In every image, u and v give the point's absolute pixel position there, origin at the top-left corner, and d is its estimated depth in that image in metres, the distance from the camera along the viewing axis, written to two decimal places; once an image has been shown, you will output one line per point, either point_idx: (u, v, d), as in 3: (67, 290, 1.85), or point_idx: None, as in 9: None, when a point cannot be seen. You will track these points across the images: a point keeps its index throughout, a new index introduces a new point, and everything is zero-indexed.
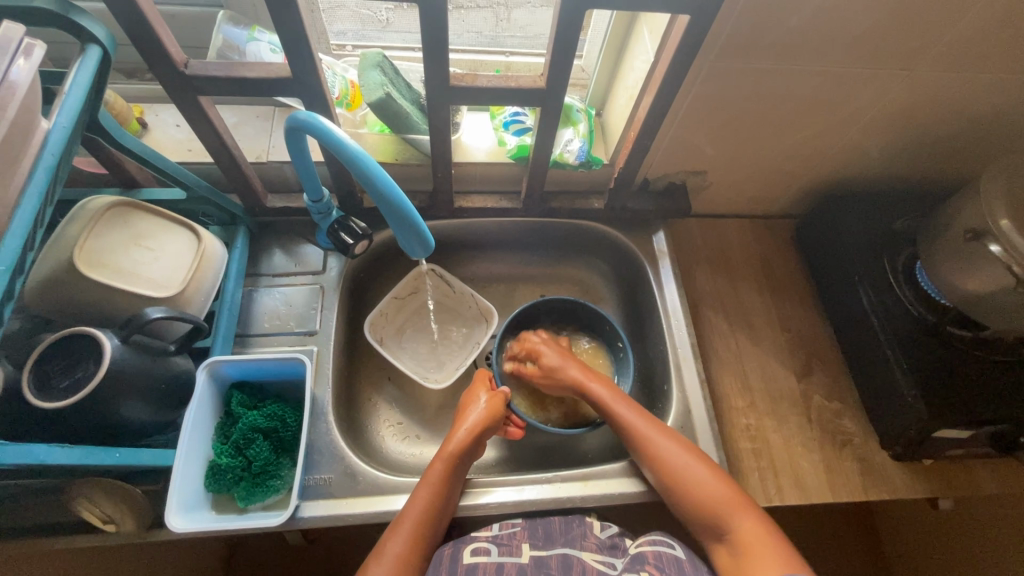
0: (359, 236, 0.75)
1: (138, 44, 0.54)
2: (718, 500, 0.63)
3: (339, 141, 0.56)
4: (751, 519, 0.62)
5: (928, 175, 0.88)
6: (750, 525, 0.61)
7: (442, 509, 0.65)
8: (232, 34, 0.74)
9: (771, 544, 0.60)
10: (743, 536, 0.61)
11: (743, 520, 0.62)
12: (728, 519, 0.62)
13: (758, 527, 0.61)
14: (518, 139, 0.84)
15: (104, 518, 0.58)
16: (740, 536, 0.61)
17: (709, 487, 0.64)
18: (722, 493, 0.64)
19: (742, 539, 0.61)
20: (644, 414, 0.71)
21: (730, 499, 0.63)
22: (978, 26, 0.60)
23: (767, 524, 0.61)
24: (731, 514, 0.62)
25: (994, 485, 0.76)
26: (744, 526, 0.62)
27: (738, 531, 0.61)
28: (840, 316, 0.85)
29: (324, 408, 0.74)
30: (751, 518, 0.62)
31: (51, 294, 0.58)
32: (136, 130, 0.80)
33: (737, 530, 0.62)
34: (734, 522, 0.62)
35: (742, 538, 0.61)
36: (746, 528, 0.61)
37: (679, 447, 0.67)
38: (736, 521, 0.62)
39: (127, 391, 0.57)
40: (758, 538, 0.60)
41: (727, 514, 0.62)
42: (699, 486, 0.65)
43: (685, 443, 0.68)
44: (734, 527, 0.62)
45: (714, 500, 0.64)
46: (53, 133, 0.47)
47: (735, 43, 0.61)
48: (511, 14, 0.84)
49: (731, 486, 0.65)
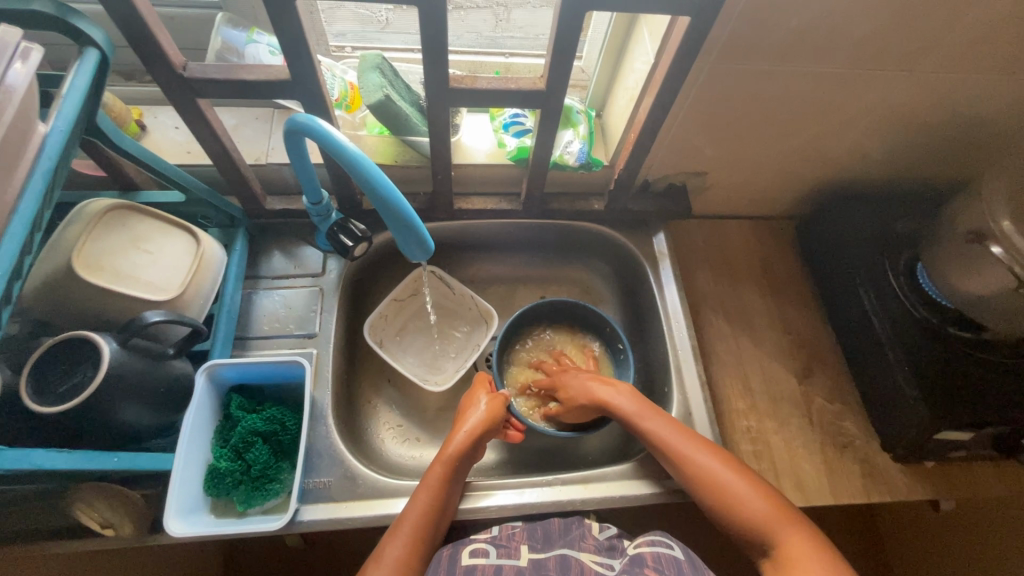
0: (358, 238, 0.75)
1: (137, 46, 0.54)
2: (758, 514, 0.61)
3: (338, 144, 0.55)
4: (795, 532, 0.59)
5: (929, 176, 0.88)
6: (796, 539, 0.59)
7: (441, 513, 0.65)
8: (231, 36, 0.74)
9: (820, 560, 0.57)
10: (787, 551, 0.59)
11: (787, 534, 0.60)
12: (771, 534, 0.60)
13: (802, 541, 0.59)
14: (518, 141, 0.84)
15: (103, 522, 0.58)
16: (785, 550, 0.59)
17: (750, 500, 0.62)
18: (763, 507, 0.62)
19: (787, 553, 0.59)
20: (673, 424, 0.70)
21: (773, 514, 0.61)
22: (980, 27, 0.59)
23: (812, 538, 0.59)
24: (773, 528, 0.60)
25: (997, 487, 0.76)
26: (790, 540, 0.59)
27: (784, 545, 0.59)
28: (841, 318, 0.84)
29: (323, 411, 0.74)
30: (794, 531, 0.60)
31: (50, 298, 0.58)
32: (134, 132, 0.80)
33: (783, 545, 0.59)
34: (777, 537, 0.60)
35: (787, 553, 0.59)
36: (792, 543, 0.59)
37: (717, 461, 0.66)
38: (781, 535, 0.60)
39: (126, 395, 0.57)
40: (804, 553, 0.58)
41: (770, 529, 0.60)
42: (739, 501, 0.63)
43: (722, 457, 0.67)
44: (778, 542, 0.60)
45: (755, 515, 0.62)
46: (51, 137, 0.47)
47: (735, 45, 0.61)
48: (511, 15, 0.83)
49: (771, 499, 0.63)
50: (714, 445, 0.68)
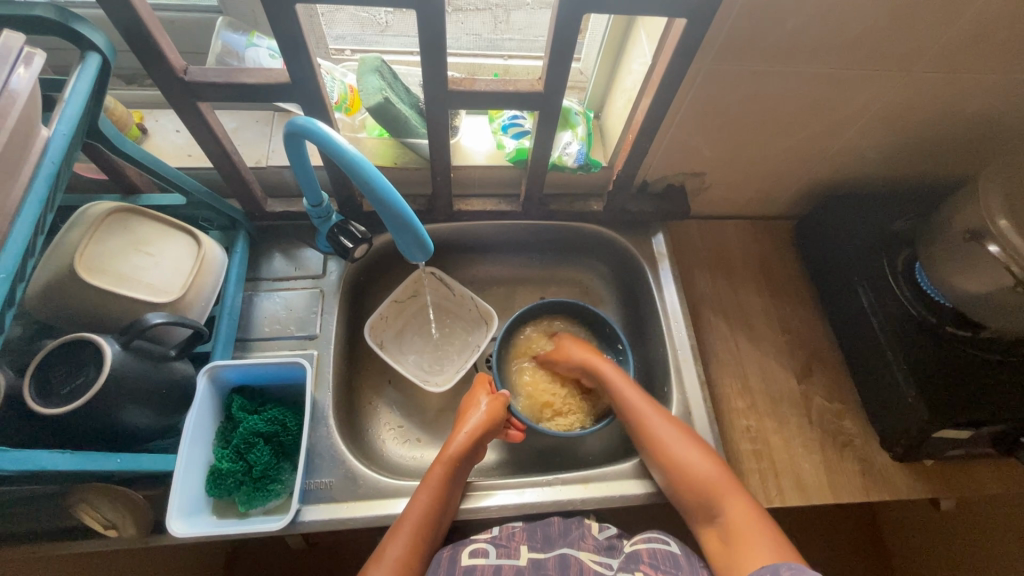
0: (358, 240, 0.75)
1: (138, 50, 0.54)
2: (708, 483, 0.65)
3: (338, 146, 0.55)
4: (742, 503, 0.63)
5: (927, 175, 0.88)
6: (741, 510, 0.62)
7: (441, 513, 0.65)
8: (231, 40, 0.74)
9: (760, 524, 0.61)
10: (732, 520, 0.62)
11: (733, 503, 0.63)
12: (720, 503, 0.64)
13: (746, 512, 0.62)
14: (518, 142, 0.84)
15: (105, 522, 0.58)
16: (730, 520, 0.62)
17: (702, 469, 0.66)
18: (714, 477, 0.65)
19: (732, 522, 0.62)
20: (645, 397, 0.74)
21: (722, 483, 0.65)
22: (975, 27, 0.60)
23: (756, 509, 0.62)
24: (722, 499, 0.64)
25: (996, 485, 0.76)
26: (735, 510, 0.63)
27: (729, 513, 0.63)
28: (839, 317, 0.85)
29: (324, 412, 0.74)
30: (740, 502, 0.63)
31: (52, 300, 0.59)
32: (135, 136, 0.81)
33: (728, 513, 0.63)
34: (724, 505, 0.63)
35: (732, 522, 0.62)
36: (737, 512, 0.62)
37: (676, 431, 0.69)
38: (727, 505, 0.63)
39: (129, 396, 0.57)
40: (746, 518, 0.61)
41: (719, 498, 0.64)
42: (691, 469, 0.66)
43: (682, 428, 0.70)
44: (725, 512, 0.63)
45: (707, 484, 0.65)
46: (53, 141, 0.47)
47: (732, 46, 0.61)
48: (509, 17, 0.83)
49: (722, 470, 0.66)
50: (675, 418, 0.72)
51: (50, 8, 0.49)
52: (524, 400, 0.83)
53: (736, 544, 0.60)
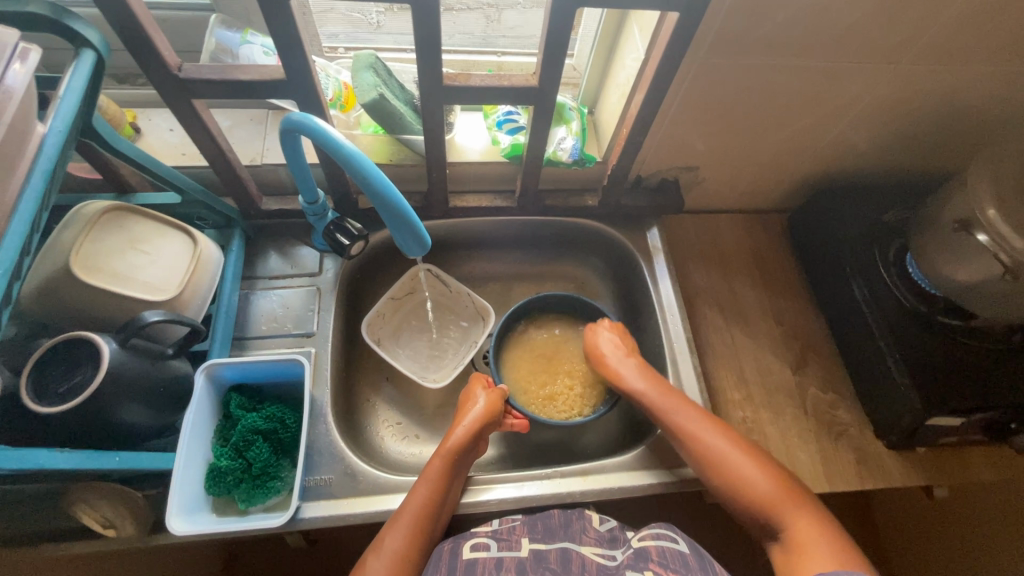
0: (354, 236, 0.75)
1: (131, 47, 0.54)
2: (766, 496, 0.63)
3: (334, 142, 0.56)
4: (804, 514, 0.61)
5: (915, 167, 0.89)
6: (805, 522, 0.61)
7: (441, 502, 0.66)
8: (224, 37, 0.74)
9: (826, 541, 0.59)
10: (797, 536, 0.60)
11: (800, 519, 0.61)
12: (783, 517, 0.62)
13: (810, 524, 0.60)
14: (512, 138, 0.84)
15: (105, 522, 0.58)
16: (795, 533, 0.61)
17: (759, 481, 0.64)
18: (772, 489, 0.64)
19: (797, 537, 0.60)
20: (689, 405, 0.72)
21: (781, 498, 0.63)
22: (961, 20, 0.61)
23: (819, 518, 0.61)
24: (781, 511, 0.62)
25: (989, 472, 0.77)
26: (798, 522, 0.61)
27: (793, 529, 0.61)
28: (833, 308, 0.86)
29: (322, 410, 0.74)
30: (802, 513, 0.61)
31: (47, 298, 0.58)
32: (129, 134, 0.80)
33: (792, 525, 0.61)
34: (785, 520, 0.62)
35: (798, 538, 0.60)
36: (800, 524, 0.61)
37: (730, 443, 0.67)
38: (789, 517, 0.62)
39: (125, 395, 0.57)
40: (810, 534, 0.60)
41: (779, 514, 0.62)
42: (748, 482, 0.65)
43: (737, 440, 0.68)
44: (787, 523, 0.62)
45: (765, 497, 0.63)
46: (48, 138, 0.47)
47: (724, 41, 0.62)
48: (501, 16, 0.85)
49: (780, 481, 0.64)
50: (727, 428, 0.70)
51: (43, 4, 0.49)
52: (524, 393, 0.83)
53: (800, 555, 0.59)
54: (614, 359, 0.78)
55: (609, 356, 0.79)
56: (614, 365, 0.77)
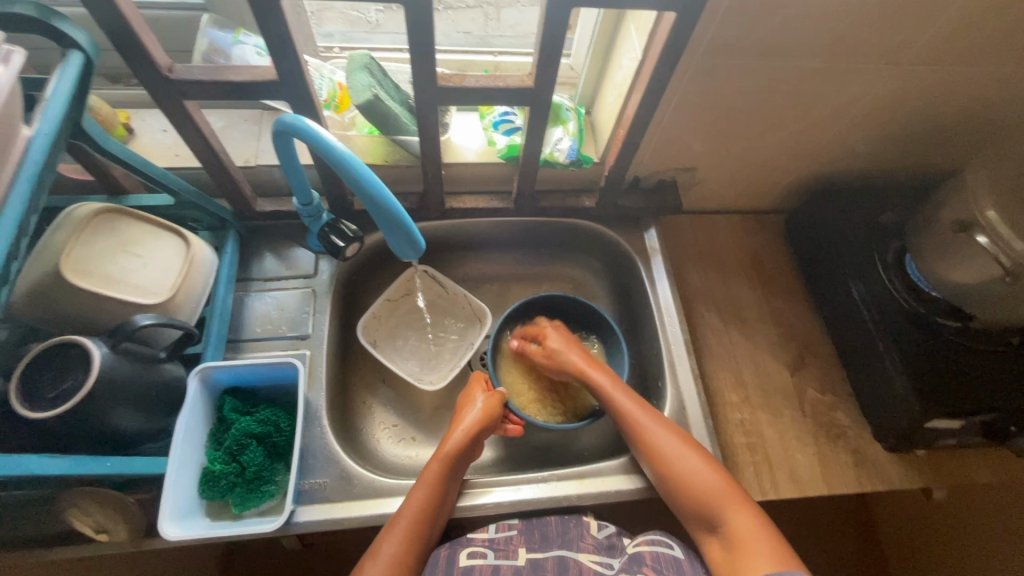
0: (349, 238, 0.75)
1: (121, 48, 0.53)
2: (711, 491, 0.64)
3: (328, 145, 0.55)
4: (744, 510, 0.62)
5: (915, 167, 0.88)
6: (745, 519, 0.61)
7: (438, 510, 0.65)
8: (216, 37, 0.73)
9: (764, 538, 0.60)
10: (736, 531, 0.61)
11: (740, 515, 0.62)
12: (723, 513, 0.62)
13: (751, 521, 0.61)
14: (508, 139, 0.84)
15: (98, 527, 0.58)
16: (734, 529, 0.61)
17: (703, 476, 0.65)
18: (717, 484, 0.64)
19: (736, 532, 0.61)
20: (638, 401, 0.72)
21: (723, 493, 0.63)
22: (960, 20, 0.60)
23: (758, 515, 0.62)
24: (724, 507, 0.63)
25: (988, 474, 0.77)
26: (739, 518, 0.61)
27: (732, 525, 0.62)
28: (831, 309, 0.85)
29: (318, 413, 0.74)
30: (744, 509, 0.62)
31: (38, 302, 0.58)
32: (121, 135, 0.80)
33: (731, 524, 0.62)
34: (726, 516, 0.62)
35: (737, 533, 0.61)
36: (741, 522, 0.61)
37: (677, 438, 0.68)
38: (730, 513, 0.62)
39: (117, 400, 0.57)
40: (749, 529, 0.60)
41: (721, 508, 0.63)
42: (692, 475, 0.65)
43: (682, 435, 0.68)
44: (728, 519, 0.62)
45: (709, 495, 0.64)
46: (35, 141, 0.46)
47: (720, 41, 0.61)
48: (500, 15, 0.86)
49: (724, 478, 0.65)
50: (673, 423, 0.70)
51: (30, 6, 0.48)
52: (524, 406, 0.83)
53: (740, 553, 0.59)
54: (575, 357, 0.78)
55: (569, 355, 0.78)
56: (578, 363, 0.77)
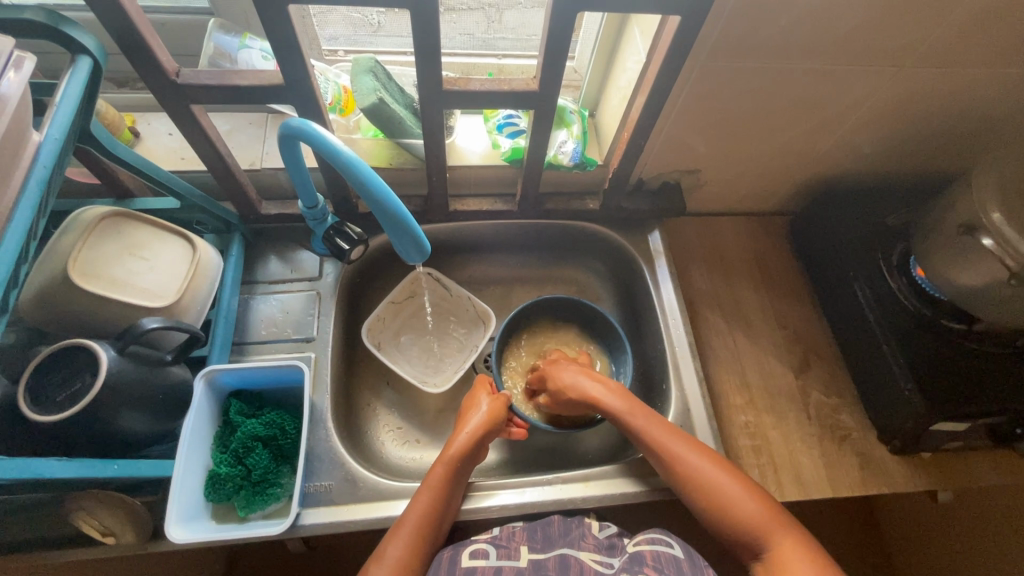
0: (354, 241, 0.75)
1: (129, 52, 0.54)
2: (750, 517, 0.62)
3: (334, 149, 0.55)
4: (789, 536, 0.60)
5: (919, 169, 0.88)
6: (788, 543, 0.60)
7: (442, 514, 0.65)
8: (223, 42, 0.73)
9: (812, 564, 0.58)
10: (781, 557, 0.59)
11: (784, 540, 0.60)
12: (766, 538, 0.61)
13: (795, 545, 0.59)
14: (513, 142, 0.84)
15: (104, 530, 0.58)
16: (779, 554, 0.59)
17: (743, 504, 0.62)
18: (755, 509, 0.62)
19: (782, 559, 0.59)
20: (666, 425, 0.70)
21: (764, 518, 0.61)
22: (965, 23, 0.60)
23: (803, 540, 0.60)
24: (763, 531, 0.61)
25: (993, 477, 0.76)
26: (782, 544, 0.60)
27: (776, 550, 0.60)
28: (835, 311, 0.85)
29: (323, 415, 0.74)
30: (787, 535, 0.60)
31: (46, 306, 0.58)
32: (128, 139, 0.80)
33: (776, 551, 0.60)
34: (768, 541, 0.60)
35: (782, 559, 0.59)
36: (785, 547, 0.59)
37: (712, 464, 0.66)
38: (772, 539, 0.60)
39: (124, 403, 0.57)
40: (795, 555, 0.59)
41: (763, 534, 0.61)
42: (731, 503, 0.63)
43: (716, 459, 0.67)
44: (770, 546, 0.60)
45: (750, 521, 0.62)
46: (45, 146, 0.47)
47: (725, 44, 0.61)
48: (502, 17, 0.83)
49: (763, 501, 0.63)
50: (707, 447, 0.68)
51: (40, 11, 0.49)
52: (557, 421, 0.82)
53: None
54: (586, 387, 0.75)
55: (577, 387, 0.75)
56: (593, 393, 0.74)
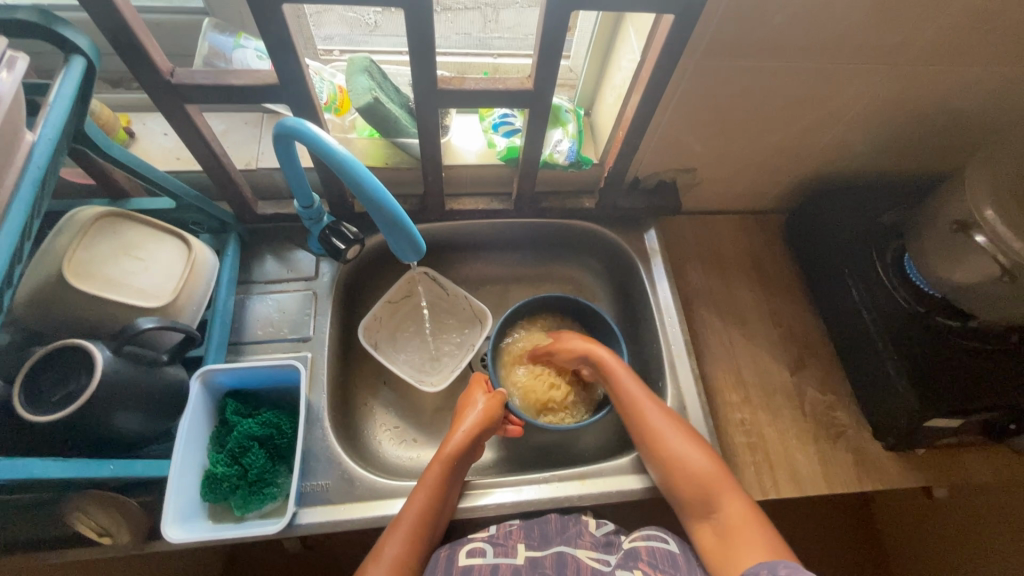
0: (350, 240, 0.75)
1: (122, 52, 0.54)
2: (705, 478, 0.65)
3: (328, 148, 0.55)
4: (738, 498, 0.64)
5: (914, 167, 0.88)
6: (738, 506, 0.63)
7: (438, 512, 0.65)
8: (218, 42, 0.74)
9: (756, 523, 0.61)
10: (731, 518, 0.62)
11: (733, 501, 0.63)
12: (717, 497, 0.64)
13: (743, 507, 0.63)
14: (508, 141, 0.85)
15: (99, 530, 0.58)
16: (727, 516, 0.63)
17: (698, 462, 0.66)
18: (711, 472, 0.65)
19: (730, 518, 0.62)
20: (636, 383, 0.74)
21: (719, 478, 0.65)
22: (956, 21, 0.61)
23: (749, 503, 0.63)
24: (716, 492, 0.64)
25: (987, 473, 0.77)
26: (731, 505, 0.63)
27: (727, 510, 0.63)
28: (831, 309, 0.85)
29: (319, 415, 0.74)
30: (735, 497, 0.64)
31: (41, 307, 0.58)
32: (123, 140, 0.80)
33: (725, 510, 0.63)
34: (720, 501, 0.64)
35: (730, 520, 0.62)
36: (734, 509, 0.63)
37: (671, 421, 0.70)
38: (723, 499, 0.64)
39: (120, 403, 0.57)
40: (742, 516, 0.62)
41: (717, 493, 0.64)
42: (686, 460, 0.66)
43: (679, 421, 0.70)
44: (721, 506, 0.63)
45: (704, 479, 0.65)
46: (38, 146, 0.47)
47: (718, 43, 0.62)
48: (498, 15, 0.83)
49: (718, 464, 0.66)
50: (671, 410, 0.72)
51: (32, 11, 0.49)
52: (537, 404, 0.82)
53: (734, 539, 0.61)
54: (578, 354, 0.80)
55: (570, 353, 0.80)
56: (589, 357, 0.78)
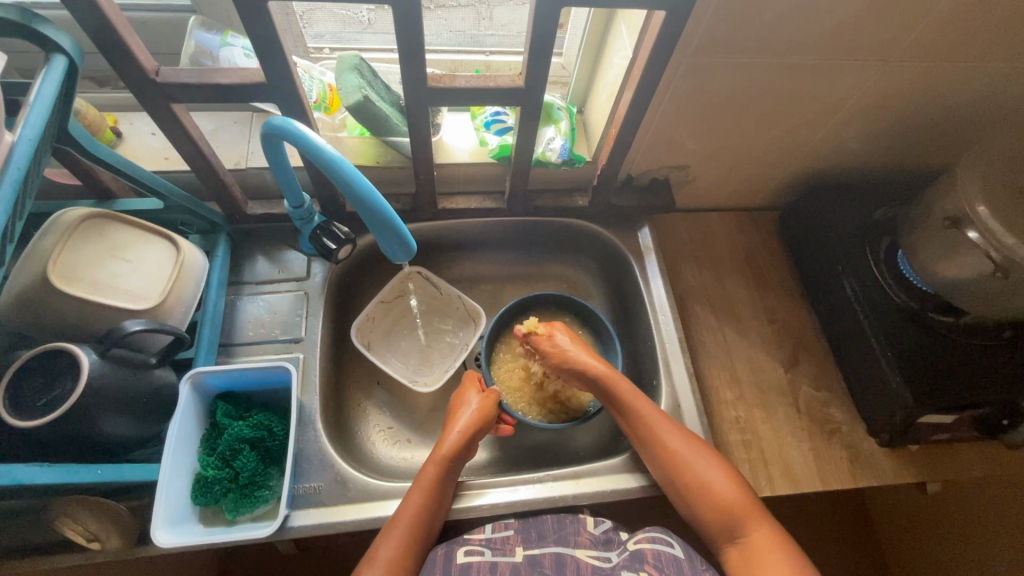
0: (341, 240, 0.74)
1: (105, 51, 0.53)
2: (732, 505, 0.64)
3: (316, 148, 0.55)
4: (764, 526, 0.63)
5: (906, 163, 0.88)
6: (764, 533, 0.63)
7: (430, 519, 0.65)
8: (204, 40, 0.73)
9: (782, 552, 0.61)
10: (755, 544, 0.62)
11: (761, 529, 0.63)
12: (744, 524, 0.63)
13: (769, 535, 0.62)
14: (500, 138, 0.83)
15: (89, 535, 0.57)
16: (753, 542, 0.62)
17: (723, 489, 0.65)
18: (737, 499, 0.64)
19: (756, 545, 0.62)
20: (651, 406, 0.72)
21: (747, 506, 0.64)
22: (949, 17, 0.60)
23: (776, 531, 0.63)
24: (743, 519, 0.63)
25: (981, 468, 0.77)
26: (758, 532, 0.63)
27: (752, 537, 0.63)
28: (824, 306, 0.85)
29: (312, 416, 0.73)
30: (762, 524, 0.63)
31: (25, 310, 0.57)
32: (110, 140, 0.79)
33: (751, 537, 0.63)
34: (746, 528, 0.63)
35: (756, 546, 0.62)
36: (762, 537, 0.62)
37: (693, 446, 0.68)
38: (750, 526, 0.63)
39: (107, 407, 0.56)
40: (767, 544, 0.62)
41: (743, 519, 0.63)
42: (711, 486, 0.65)
43: (699, 444, 0.69)
44: (747, 533, 0.63)
45: (731, 506, 0.64)
46: (18, 146, 0.46)
47: (711, 39, 0.61)
48: (492, 12, 0.82)
49: (744, 490, 0.65)
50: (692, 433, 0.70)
51: (13, 9, 0.48)
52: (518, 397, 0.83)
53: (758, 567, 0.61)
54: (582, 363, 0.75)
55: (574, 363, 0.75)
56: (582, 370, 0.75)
